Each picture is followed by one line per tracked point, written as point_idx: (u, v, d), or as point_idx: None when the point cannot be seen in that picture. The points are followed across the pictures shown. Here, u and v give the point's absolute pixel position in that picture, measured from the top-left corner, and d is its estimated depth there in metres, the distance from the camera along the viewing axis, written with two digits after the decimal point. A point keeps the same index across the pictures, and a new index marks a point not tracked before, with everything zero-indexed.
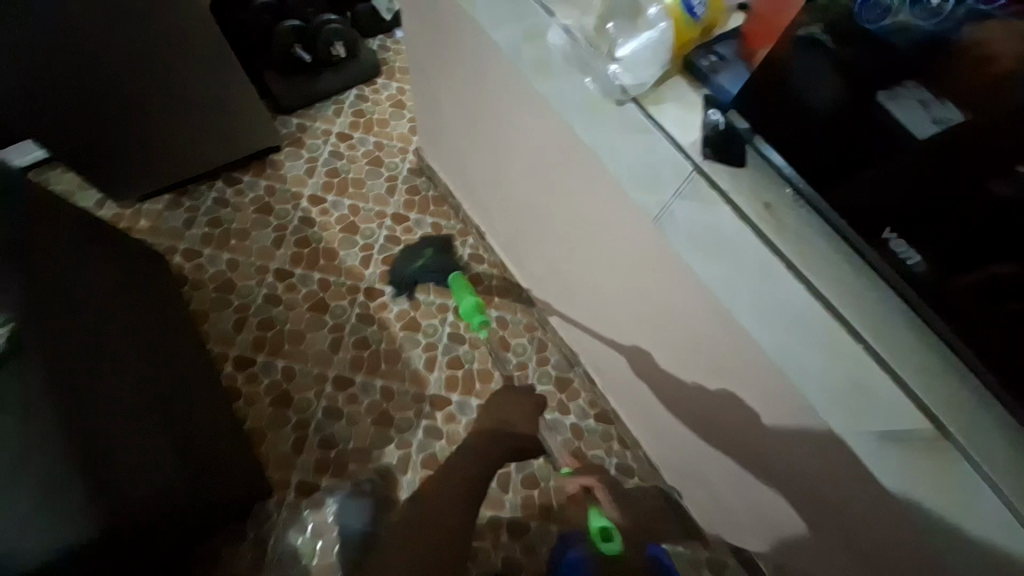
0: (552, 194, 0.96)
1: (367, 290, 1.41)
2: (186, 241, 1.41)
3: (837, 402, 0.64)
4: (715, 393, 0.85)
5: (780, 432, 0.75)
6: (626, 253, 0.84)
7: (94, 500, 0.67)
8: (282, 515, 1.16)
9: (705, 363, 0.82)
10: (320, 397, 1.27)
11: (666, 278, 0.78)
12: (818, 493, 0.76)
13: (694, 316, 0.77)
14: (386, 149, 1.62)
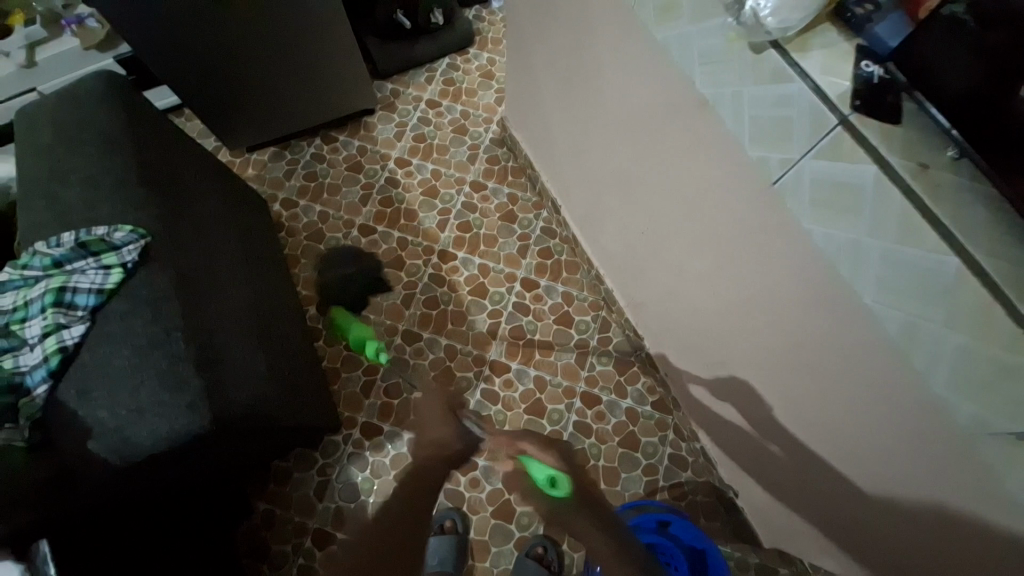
0: (650, 156, 0.90)
1: (441, 252, 1.46)
2: (284, 192, 1.54)
3: (988, 403, 0.49)
4: (802, 385, 0.78)
5: (876, 435, 0.68)
6: (729, 222, 0.76)
7: (208, 394, 0.74)
8: (347, 449, 1.24)
9: (807, 348, 0.73)
10: (389, 347, 1.35)
11: (777, 250, 0.68)
12: (910, 508, 0.68)
13: (803, 297, 0.68)
14: (471, 118, 1.65)
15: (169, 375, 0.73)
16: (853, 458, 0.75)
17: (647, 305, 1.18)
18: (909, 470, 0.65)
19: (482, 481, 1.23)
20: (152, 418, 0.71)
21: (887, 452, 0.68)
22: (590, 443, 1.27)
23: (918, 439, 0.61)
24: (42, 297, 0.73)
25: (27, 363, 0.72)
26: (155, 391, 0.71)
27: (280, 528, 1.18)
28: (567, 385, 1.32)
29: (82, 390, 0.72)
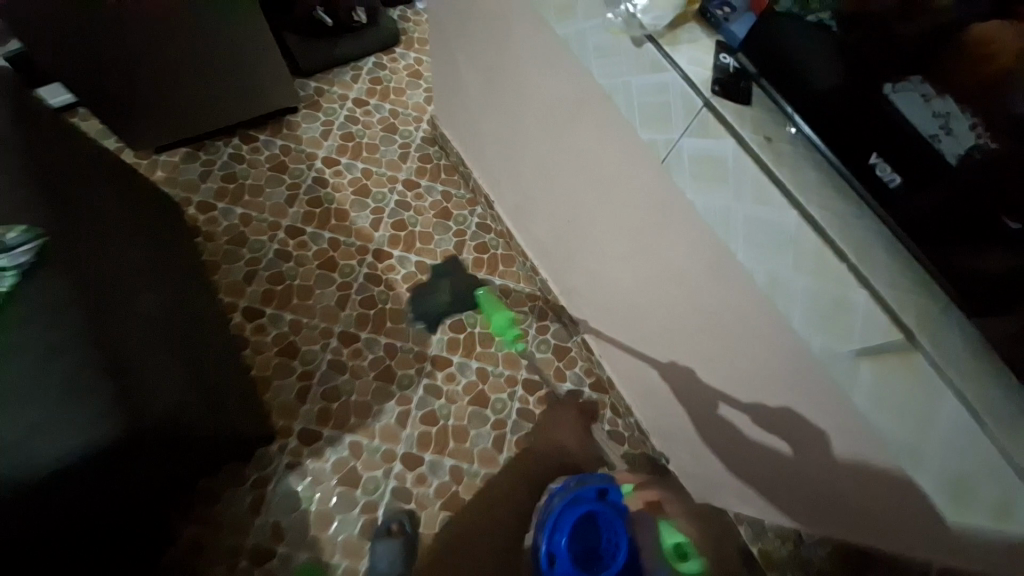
0: (562, 146, 0.97)
1: (376, 252, 1.44)
2: (200, 194, 1.45)
3: (820, 330, 0.64)
4: (707, 344, 0.88)
5: (769, 379, 0.79)
6: (630, 201, 0.86)
7: (120, 402, 0.69)
8: (284, 458, 1.20)
9: (703, 310, 0.84)
10: (325, 350, 1.31)
11: (672, 222, 0.79)
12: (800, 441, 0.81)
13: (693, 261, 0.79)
14: (401, 117, 1.64)
15: (81, 381, 0.68)
16: (756, 406, 0.86)
17: (578, 291, 1.25)
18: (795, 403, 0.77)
19: (429, 475, 1.23)
20: (60, 433, 0.66)
21: (779, 394, 0.79)
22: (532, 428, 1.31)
23: (796, 374, 0.72)
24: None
25: None
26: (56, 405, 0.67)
27: (213, 549, 1.11)
28: (509, 374, 1.36)
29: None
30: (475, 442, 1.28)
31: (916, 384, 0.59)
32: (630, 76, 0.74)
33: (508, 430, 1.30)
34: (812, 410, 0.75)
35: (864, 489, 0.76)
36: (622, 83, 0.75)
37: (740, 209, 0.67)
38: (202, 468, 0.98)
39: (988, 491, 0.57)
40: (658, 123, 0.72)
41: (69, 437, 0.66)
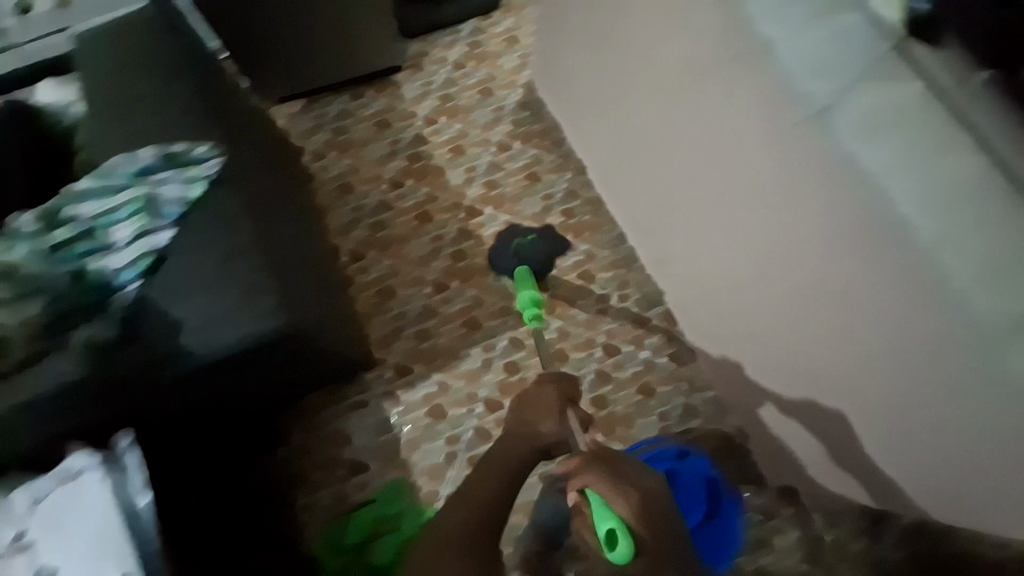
0: (689, 104, 0.97)
1: (468, 209, 1.51)
2: (313, 144, 1.57)
3: (997, 293, 0.60)
4: (819, 311, 0.89)
5: (890, 346, 0.79)
6: (759, 160, 0.86)
7: (282, 302, 0.76)
8: (379, 387, 1.32)
9: (822, 275, 0.85)
10: (419, 295, 1.41)
11: (807, 184, 0.79)
12: (912, 406, 0.81)
13: (823, 224, 0.80)
14: (496, 80, 1.68)
15: (249, 283, 0.75)
16: (864, 375, 0.87)
17: (671, 259, 1.26)
18: (918, 374, 0.77)
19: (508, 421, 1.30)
20: (230, 324, 0.73)
21: (897, 364, 0.80)
22: (607, 390, 1.35)
23: (921, 338, 0.73)
24: (129, 205, 0.75)
25: (117, 263, 0.74)
26: (227, 301, 0.74)
27: (316, 458, 1.25)
28: (587, 336, 1.40)
29: (167, 293, 0.73)
30: None
31: None
32: (806, 20, 0.70)
33: (584, 388, 1.34)
34: (922, 376, 0.77)
35: (985, 463, 0.74)
36: (783, 30, 0.73)
37: (911, 161, 0.63)
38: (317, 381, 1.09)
39: None
40: (830, 72, 0.68)
41: (238, 327, 0.73)
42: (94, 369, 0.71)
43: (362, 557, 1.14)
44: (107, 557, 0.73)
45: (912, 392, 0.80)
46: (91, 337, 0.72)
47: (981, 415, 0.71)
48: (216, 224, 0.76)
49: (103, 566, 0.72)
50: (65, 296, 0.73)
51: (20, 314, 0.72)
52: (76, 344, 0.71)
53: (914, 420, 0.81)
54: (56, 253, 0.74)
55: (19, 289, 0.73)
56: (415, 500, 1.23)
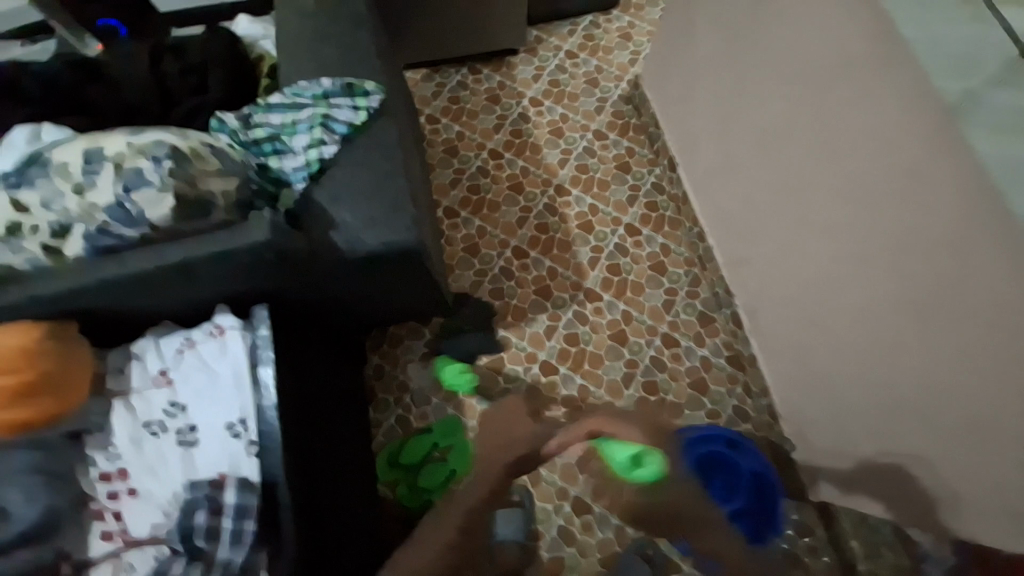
0: (812, 108, 1.01)
1: (558, 187, 1.60)
2: (430, 108, 1.72)
3: None
4: (899, 324, 0.91)
5: (972, 365, 0.79)
6: (878, 167, 0.88)
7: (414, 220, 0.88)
8: (451, 330, 1.45)
9: (917, 288, 0.85)
10: (500, 257, 1.52)
11: (925, 193, 0.80)
12: (988, 431, 0.79)
13: (932, 236, 0.80)
14: (604, 73, 1.76)
15: (395, 200, 0.87)
16: (939, 393, 0.87)
17: (754, 263, 1.29)
18: (1000, 403, 0.76)
19: (560, 385, 1.39)
20: (369, 232, 0.85)
21: (977, 388, 0.79)
22: (661, 377, 1.40)
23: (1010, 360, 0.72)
24: (310, 120, 0.89)
25: (291, 166, 0.89)
26: (373, 208, 0.86)
27: (387, 380, 1.40)
28: (651, 324, 1.45)
29: (327, 195, 0.87)
30: (607, 372, 1.40)
31: None
32: (947, 26, 0.70)
33: (638, 371, 1.40)
34: (1002, 400, 0.76)
35: None
36: (926, 33, 0.73)
37: None
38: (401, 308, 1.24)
39: None
40: (965, 71, 0.68)
41: (372, 236, 0.85)
42: (279, 246, 0.78)
43: (412, 478, 1.29)
44: (231, 402, 0.86)
45: (988, 417, 0.79)
46: (274, 219, 0.79)
47: None
48: (374, 147, 0.89)
49: (226, 410, 0.86)
50: (251, 180, 0.88)
51: (229, 184, 0.83)
52: (267, 220, 0.78)
53: (983, 443, 0.81)
54: (249, 149, 0.92)
55: (228, 165, 0.84)
56: (466, 438, 1.33)
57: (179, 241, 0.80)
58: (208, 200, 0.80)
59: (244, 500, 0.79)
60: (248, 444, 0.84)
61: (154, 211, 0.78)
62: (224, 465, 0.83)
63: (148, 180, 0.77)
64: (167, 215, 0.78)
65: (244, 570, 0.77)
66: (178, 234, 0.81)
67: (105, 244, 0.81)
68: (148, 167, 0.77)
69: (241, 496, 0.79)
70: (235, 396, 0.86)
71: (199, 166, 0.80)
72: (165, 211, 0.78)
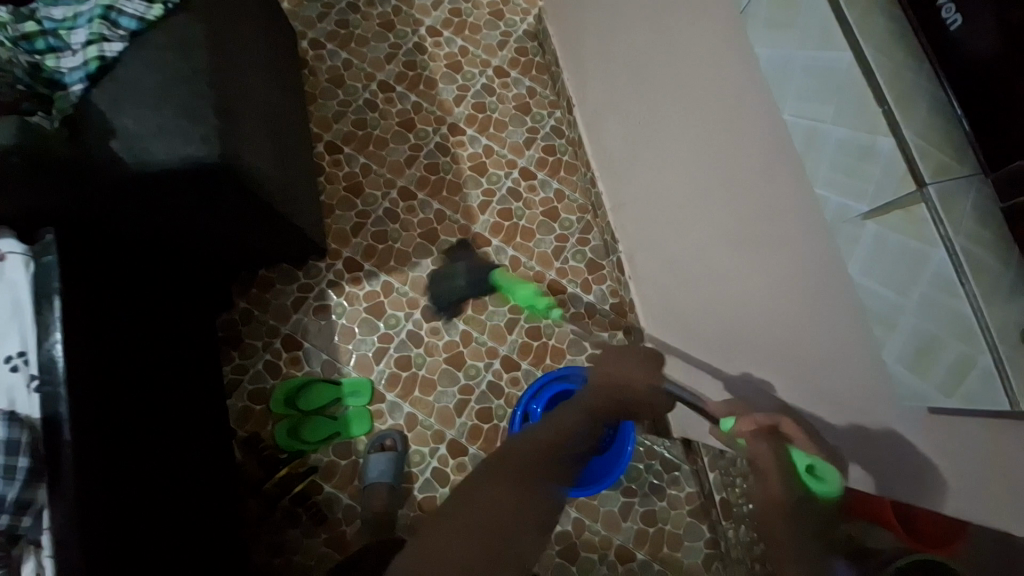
0: (666, 32, 0.93)
1: (452, 125, 1.51)
2: (314, 32, 1.54)
3: (886, 266, 0.52)
4: (725, 260, 0.91)
5: (769, 295, 0.81)
6: (707, 95, 0.84)
7: (224, 131, 0.81)
8: (329, 274, 1.36)
9: (736, 218, 0.84)
10: (385, 198, 1.43)
11: (733, 121, 0.79)
12: (795, 359, 0.80)
13: (739, 163, 0.80)
14: (510, 5, 1.62)
15: (195, 108, 0.80)
16: (753, 328, 0.89)
17: (629, 207, 1.26)
18: (793, 331, 0.78)
19: (443, 331, 1.36)
20: (178, 143, 0.79)
21: (779, 317, 0.80)
22: (545, 322, 1.39)
23: (819, 286, 0.68)
24: (92, 12, 0.82)
25: (69, 66, 0.80)
26: (169, 114, 0.79)
27: (257, 325, 1.31)
28: (539, 270, 1.42)
29: (110, 97, 0.79)
30: (492, 317, 1.38)
31: (942, 327, 0.47)
32: None
33: (522, 317, 1.38)
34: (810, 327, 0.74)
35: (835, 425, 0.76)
36: None
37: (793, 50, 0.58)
38: (251, 244, 1.12)
39: (976, 374, 0.45)
40: None
41: (171, 145, 0.79)
42: (29, 148, 0.72)
43: (301, 423, 1.26)
44: (10, 334, 0.77)
45: (789, 344, 0.80)
46: (35, 124, 0.73)
47: (839, 377, 0.71)
48: (175, 48, 0.81)
49: (7, 340, 0.77)
50: (17, 81, 0.78)
51: None
52: (15, 122, 0.71)
53: (778, 365, 0.85)
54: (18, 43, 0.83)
55: None
56: (365, 405, 1.29)
57: None
58: None
59: (12, 435, 0.72)
60: (28, 378, 0.76)
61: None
62: (2, 401, 0.76)
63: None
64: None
65: (17, 507, 0.72)
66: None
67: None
68: None
69: (9, 430, 0.72)
70: (16, 324, 0.78)
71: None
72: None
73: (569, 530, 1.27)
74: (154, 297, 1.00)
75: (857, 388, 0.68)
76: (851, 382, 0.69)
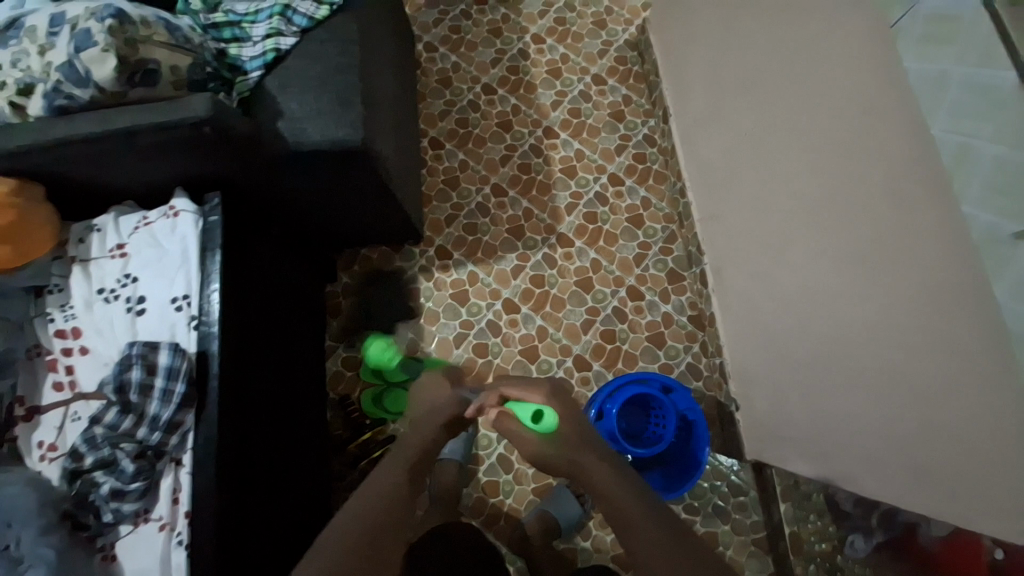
0: (795, 46, 0.93)
1: (547, 128, 1.57)
2: (429, 36, 1.66)
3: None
4: (835, 280, 0.89)
5: (886, 319, 0.79)
6: (839, 112, 0.83)
7: (366, 120, 0.92)
8: (420, 260, 1.45)
9: (869, 232, 0.80)
10: (478, 193, 1.51)
11: (867, 138, 0.77)
12: (906, 387, 0.77)
13: (868, 181, 0.78)
14: (613, 16, 1.66)
15: (345, 97, 0.91)
16: (858, 351, 0.86)
17: (722, 220, 1.25)
18: (911, 357, 0.75)
19: (520, 323, 1.41)
20: (330, 126, 0.90)
21: (896, 341, 0.78)
22: (620, 327, 1.40)
23: (947, 308, 0.67)
24: (271, 9, 0.96)
25: (249, 54, 0.95)
26: (325, 101, 0.91)
27: (354, 300, 1.43)
28: (618, 275, 1.44)
29: (280, 84, 0.92)
30: (568, 315, 1.41)
31: None
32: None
33: (598, 319, 1.40)
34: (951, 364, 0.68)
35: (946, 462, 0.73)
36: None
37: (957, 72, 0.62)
38: (361, 222, 1.23)
39: None
40: None
41: (323, 126, 0.90)
42: (217, 120, 0.83)
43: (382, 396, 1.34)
44: (178, 278, 0.91)
45: (904, 371, 0.77)
46: (223, 101, 0.85)
47: (963, 407, 0.67)
48: (336, 46, 0.94)
49: (173, 284, 0.91)
50: (207, 64, 0.93)
51: (175, 60, 0.88)
52: (208, 98, 0.83)
53: (885, 392, 0.81)
54: (210, 32, 0.97)
55: (179, 40, 0.89)
56: None
57: (119, 113, 0.85)
58: (155, 69, 0.86)
59: (175, 363, 0.85)
60: (189, 318, 0.90)
61: (99, 72, 0.83)
62: (164, 334, 0.90)
63: (95, 39, 0.81)
64: (111, 76, 0.83)
65: (169, 428, 0.85)
66: (123, 101, 0.87)
67: (58, 104, 0.87)
68: (93, 26, 0.81)
69: (173, 359, 0.86)
70: (181, 271, 0.91)
71: (147, 34, 0.85)
72: (108, 72, 0.83)
73: None
74: (283, 263, 1.13)
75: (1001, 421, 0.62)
76: (978, 413, 0.65)
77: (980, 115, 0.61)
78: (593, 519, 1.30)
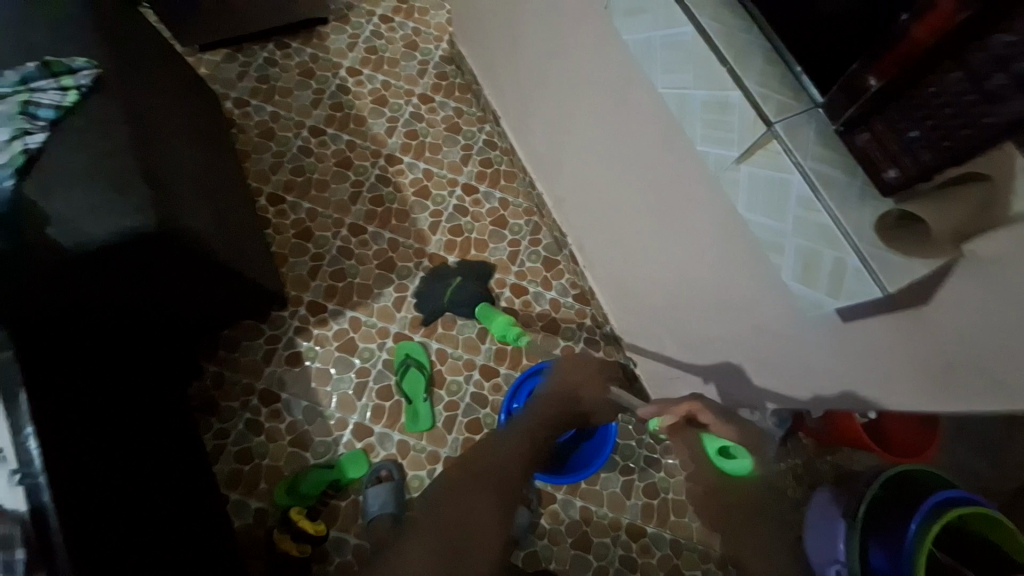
0: (557, 39, 1.02)
1: (388, 156, 1.55)
2: (236, 91, 1.56)
3: (760, 200, 0.67)
4: (654, 228, 1.00)
5: (700, 250, 0.91)
6: (604, 87, 0.94)
7: (154, 200, 0.85)
8: (293, 322, 1.37)
9: (668, 187, 0.90)
10: (336, 238, 1.45)
11: (632, 106, 0.89)
12: (730, 300, 0.91)
13: (645, 141, 0.90)
14: (422, 36, 1.68)
15: (126, 183, 0.84)
16: (693, 283, 0.98)
17: (566, 201, 1.33)
18: (726, 276, 0.88)
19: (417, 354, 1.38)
20: (112, 217, 0.82)
21: (711, 265, 0.90)
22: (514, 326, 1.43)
23: (732, 224, 0.79)
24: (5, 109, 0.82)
25: None
26: (99, 190, 0.83)
27: (230, 387, 1.30)
28: (498, 277, 1.47)
29: (46, 188, 0.82)
30: (462, 330, 1.41)
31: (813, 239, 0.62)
32: None
33: None
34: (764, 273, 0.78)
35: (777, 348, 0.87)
36: None
37: (656, 35, 0.74)
38: (210, 307, 1.13)
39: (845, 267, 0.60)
40: None
41: (109, 216, 0.82)
42: None
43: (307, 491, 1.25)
44: None
45: (727, 291, 0.90)
46: None
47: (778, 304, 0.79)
48: (99, 127, 0.86)
49: None
50: None
51: None
52: None
53: (720, 307, 0.95)
54: None
55: None
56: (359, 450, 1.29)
57: None
58: None
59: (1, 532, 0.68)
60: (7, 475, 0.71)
61: None
62: None
63: None
64: None
65: None
66: None
67: None
68: None
69: None
70: None
71: None
72: None
73: (578, 517, 1.32)
74: (113, 375, 0.99)
75: (795, 301, 0.76)
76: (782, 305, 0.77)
77: (680, 73, 0.72)
78: (545, 514, 1.31)
